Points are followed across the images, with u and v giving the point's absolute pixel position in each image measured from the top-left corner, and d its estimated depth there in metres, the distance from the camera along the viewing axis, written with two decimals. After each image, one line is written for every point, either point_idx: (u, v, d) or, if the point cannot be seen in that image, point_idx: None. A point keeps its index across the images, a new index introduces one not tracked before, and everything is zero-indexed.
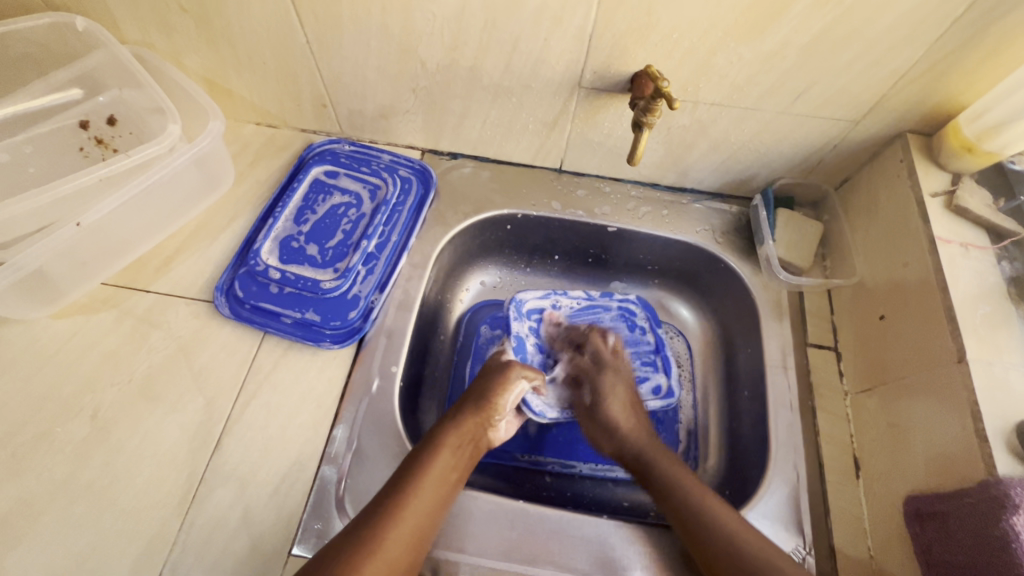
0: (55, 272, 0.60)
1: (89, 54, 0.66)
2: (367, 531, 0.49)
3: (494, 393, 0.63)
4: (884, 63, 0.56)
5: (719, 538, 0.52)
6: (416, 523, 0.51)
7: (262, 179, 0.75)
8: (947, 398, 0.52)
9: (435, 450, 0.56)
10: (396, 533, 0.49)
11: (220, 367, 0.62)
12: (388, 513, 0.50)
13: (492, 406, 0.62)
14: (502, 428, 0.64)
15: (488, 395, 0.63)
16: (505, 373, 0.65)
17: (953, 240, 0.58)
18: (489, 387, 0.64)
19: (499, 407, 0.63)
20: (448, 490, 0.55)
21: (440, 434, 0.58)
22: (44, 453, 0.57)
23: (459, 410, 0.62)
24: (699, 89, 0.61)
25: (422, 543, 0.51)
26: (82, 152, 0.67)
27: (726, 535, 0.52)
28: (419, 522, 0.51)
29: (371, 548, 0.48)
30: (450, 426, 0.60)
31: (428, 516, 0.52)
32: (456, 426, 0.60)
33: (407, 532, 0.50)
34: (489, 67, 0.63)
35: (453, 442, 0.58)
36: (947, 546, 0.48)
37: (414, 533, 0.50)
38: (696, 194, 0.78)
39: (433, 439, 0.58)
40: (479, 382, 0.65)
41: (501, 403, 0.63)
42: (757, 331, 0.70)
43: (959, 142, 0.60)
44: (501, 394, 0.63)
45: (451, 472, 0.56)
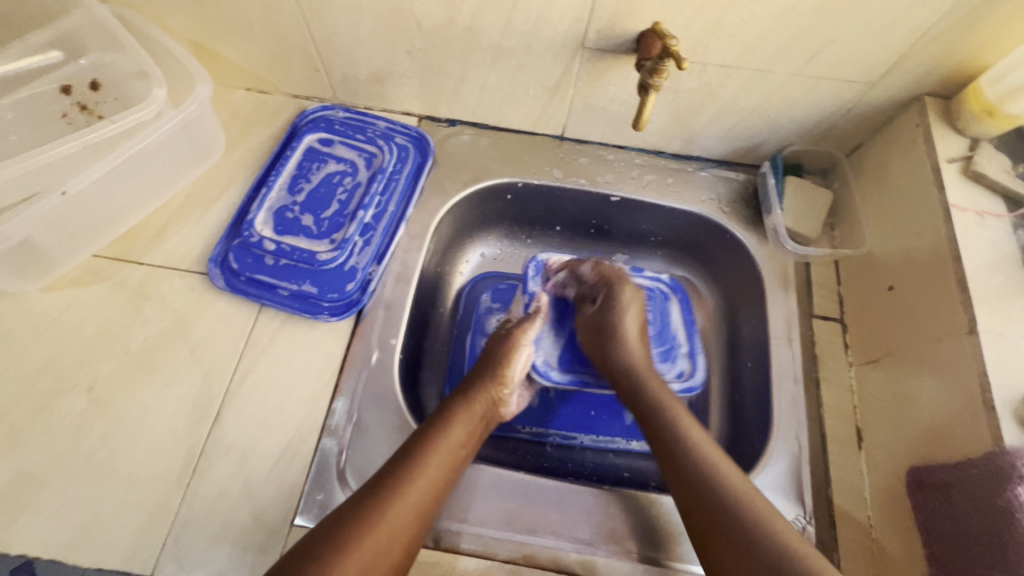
0: (43, 244, 0.59)
1: (69, 15, 0.64)
2: (372, 502, 0.48)
3: (504, 365, 0.63)
4: (905, 20, 0.53)
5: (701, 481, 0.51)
6: (425, 495, 0.51)
7: (254, 147, 0.73)
8: (956, 370, 0.51)
9: (447, 425, 0.56)
10: (402, 505, 0.49)
11: (217, 339, 0.62)
12: (395, 485, 0.50)
13: (503, 379, 0.62)
14: (513, 401, 0.64)
15: (500, 368, 0.62)
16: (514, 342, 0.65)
17: (968, 207, 0.56)
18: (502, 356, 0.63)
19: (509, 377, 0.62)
20: (459, 464, 0.54)
21: (451, 409, 0.58)
22: (41, 426, 0.56)
23: (471, 383, 0.61)
24: (708, 50, 0.58)
25: (427, 515, 0.50)
26: (65, 118, 0.64)
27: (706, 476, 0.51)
28: (426, 494, 0.51)
29: (377, 517, 0.47)
30: (462, 400, 0.59)
31: (436, 488, 0.52)
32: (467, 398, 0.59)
33: (413, 502, 0.50)
34: (488, 26, 0.60)
35: (466, 416, 0.58)
36: (948, 516, 0.48)
37: (421, 506, 0.50)
38: (702, 162, 0.76)
39: (444, 414, 0.57)
40: (490, 354, 0.64)
41: (511, 375, 0.63)
42: (762, 302, 0.68)
43: (981, 105, 0.57)
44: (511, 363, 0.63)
45: (461, 445, 0.55)
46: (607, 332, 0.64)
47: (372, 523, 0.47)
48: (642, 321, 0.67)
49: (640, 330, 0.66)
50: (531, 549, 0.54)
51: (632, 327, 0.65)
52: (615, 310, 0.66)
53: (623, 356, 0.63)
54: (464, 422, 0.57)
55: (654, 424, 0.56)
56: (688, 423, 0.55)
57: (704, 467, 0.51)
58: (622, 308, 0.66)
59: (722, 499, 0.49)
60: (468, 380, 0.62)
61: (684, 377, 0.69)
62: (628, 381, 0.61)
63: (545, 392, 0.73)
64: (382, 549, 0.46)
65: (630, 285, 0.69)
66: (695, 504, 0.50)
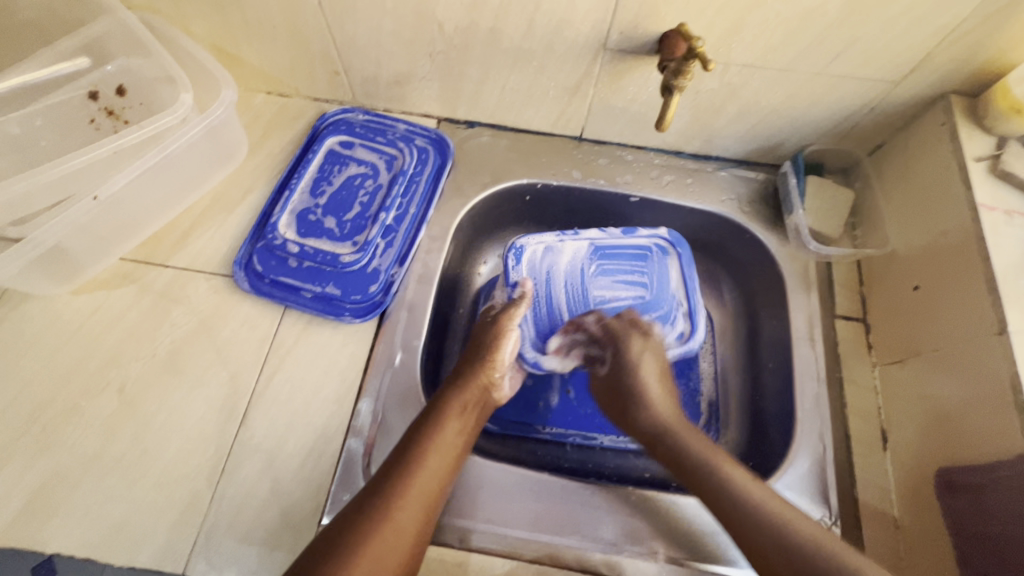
0: (73, 249, 0.60)
1: (95, 21, 0.64)
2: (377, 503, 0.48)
3: (492, 348, 0.62)
4: (932, 19, 0.52)
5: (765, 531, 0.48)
6: (427, 490, 0.51)
7: (275, 150, 0.73)
8: (986, 370, 0.51)
9: (441, 416, 0.56)
10: (405, 503, 0.49)
11: (242, 341, 0.62)
12: (396, 484, 0.50)
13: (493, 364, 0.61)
14: (507, 385, 0.63)
15: (488, 352, 0.62)
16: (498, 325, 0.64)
17: (996, 206, 0.56)
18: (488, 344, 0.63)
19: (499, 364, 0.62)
20: (456, 455, 0.54)
21: (445, 399, 0.57)
22: (73, 427, 0.57)
23: (461, 372, 0.61)
24: (731, 50, 0.58)
25: (431, 509, 0.51)
26: (93, 125, 0.65)
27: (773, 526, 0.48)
28: (427, 488, 0.51)
29: (382, 516, 0.48)
30: (454, 388, 0.59)
31: (437, 481, 0.52)
32: (460, 386, 0.59)
33: (417, 499, 0.50)
34: (510, 29, 0.60)
35: (460, 405, 0.57)
36: (979, 518, 0.48)
37: (425, 501, 0.50)
38: (721, 162, 0.76)
39: (437, 405, 0.57)
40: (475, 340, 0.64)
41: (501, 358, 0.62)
42: (784, 302, 0.68)
43: (1009, 103, 0.57)
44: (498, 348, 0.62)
45: (457, 436, 0.55)
46: (626, 391, 0.62)
47: (377, 524, 0.47)
48: (662, 370, 0.63)
49: (663, 380, 0.62)
50: (557, 548, 0.55)
51: (652, 380, 0.62)
52: (631, 366, 0.62)
53: (651, 415, 0.59)
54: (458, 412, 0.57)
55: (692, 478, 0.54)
56: (737, 473, 0.52)
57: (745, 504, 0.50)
58: (641, 359, 0.62)
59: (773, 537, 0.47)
60: (458, 370, 0.62)
61: (683, 340, 0.68)
62: (660, 449, 0.57)
63: (565, 392, 0.74)
64: (391, 548, 0.46)
65: (640, 333, 0.64)
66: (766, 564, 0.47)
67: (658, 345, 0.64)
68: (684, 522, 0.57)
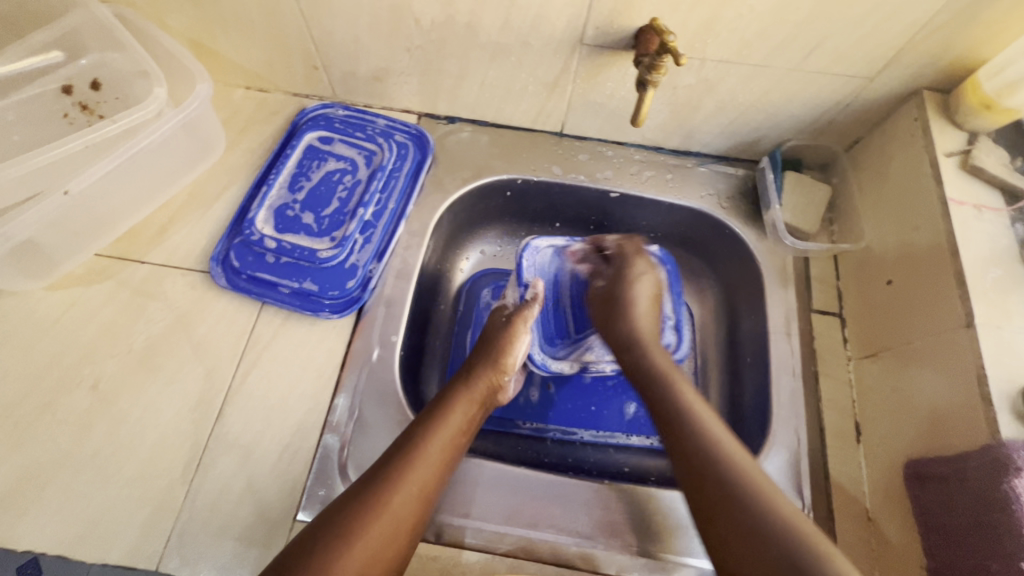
0: (46, 244, 0.60)
1: (69, 14, 0.63)
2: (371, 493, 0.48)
3: (503, 351, 0.63)
4: (903, 14, 0.53)
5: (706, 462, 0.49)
6: (422, 485, 0.51)
7: (253, 146, 0.73)
8: (954, 362, 0.51)
9: (443, 414, 0.56)
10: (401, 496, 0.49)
11: (219, 337, 0.62)
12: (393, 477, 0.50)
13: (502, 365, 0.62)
14: (511, 387, 0.64)
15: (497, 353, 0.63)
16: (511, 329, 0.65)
17: (966, 201, 0.57)
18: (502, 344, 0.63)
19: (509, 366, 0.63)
20: (457, 450, 0.55)
21: (449, 397, 0.58)
22: (46, 424, 0.57)
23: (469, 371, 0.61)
24: (706, 46, 0.59)
25: (427, 504, 0.51)
26: (67, 119, 0.65)
27: (715, 460, 0.49)
28: (424, 483, 0.51)
29: (375, 509, 0.47)
30: (460, 385, 0.59)
31: (434, 478, 0.52)
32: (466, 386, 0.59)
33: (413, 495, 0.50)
34: (487, 23, 0.60)
35: (464, 403, 0.58)
36: (946, 508, 0.48)
37: (421, 494, 0.50)
38: (701, 157, 0.76)
39: (440, 403, 0.57)
40: (487, 340, 0.64)
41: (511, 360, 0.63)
42: (761, 297, 0.69)
43: (978, 98, 0.57)
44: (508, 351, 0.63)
45: (459, 432, 0.56)
46: (616, 301, 0.66)
47: (371, 514, 0.47)
48: (651, 294, 0.67)
49: (652, 300, 0.67)
50: (533, 542, 0.55)
51: (642, 297, 0.66)
52: (626, 281, 0.68)
53: (628, 322, 0.64)
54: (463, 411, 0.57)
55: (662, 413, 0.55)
56: (690, 396, 0.55)
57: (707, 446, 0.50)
58: (634, 280, 0.68)
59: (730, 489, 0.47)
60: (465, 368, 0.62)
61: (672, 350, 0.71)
62: (630, 359, 0.62)
63: (545, 387, 0.74)
64: (381, 538, 0.46)
65: (646, 260, 0.70)
66: (702, 495, 0.48)
67: (655, 274, 0.69)
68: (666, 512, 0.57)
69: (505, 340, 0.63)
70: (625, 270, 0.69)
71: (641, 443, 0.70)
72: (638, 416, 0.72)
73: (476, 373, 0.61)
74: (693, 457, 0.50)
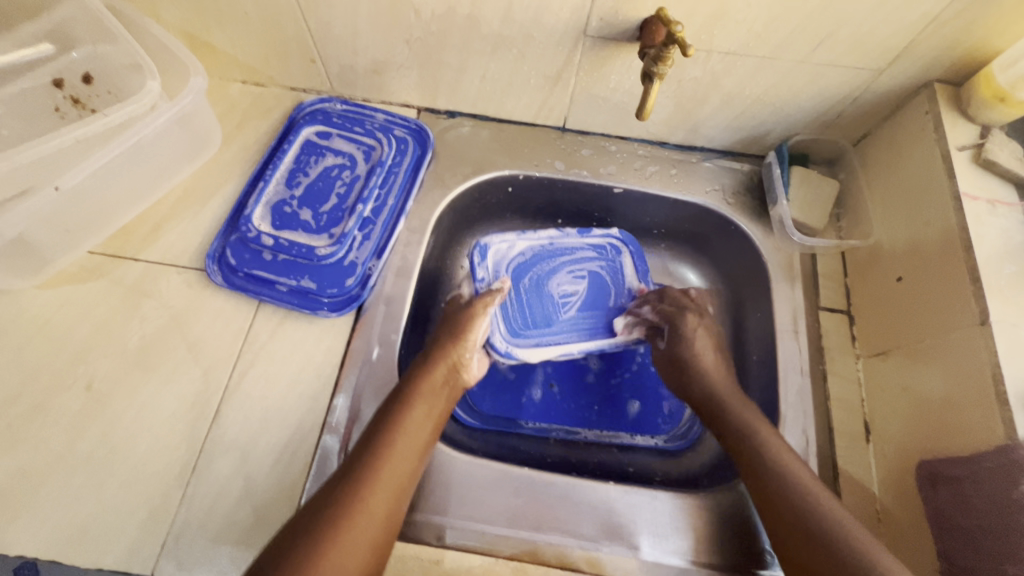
0: (37, 241, 0.58)
1: (60, 6, 0.62)
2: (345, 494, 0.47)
3: (461, 334, 0.62)
4: (916, 5, 0.51)
5: (798, 505, 0.48)
6: (396, 477, 0.50)
7: (250, 141, 0.72)
8: (968, 360, 0.50)
9: (408, 402, 0.55)
10: (375, 493, 0.48)
11: (215, 337, 0.61)
12: (365, 473, 0.49)
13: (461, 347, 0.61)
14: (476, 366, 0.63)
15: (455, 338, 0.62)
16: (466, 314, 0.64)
17: (979, 196, 0.55)
18: (457, 329, 0.63)
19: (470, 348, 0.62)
20: (426, 439, 0.54)
21: (413, 386, 0.56)
22: (39, 426, 0.55)
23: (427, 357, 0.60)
24: (713, 37, 0.57)
25: (401, 497, 0.50)
26: (59, 113, 0.64)
27: (806, 500, 0.48)
28: (395, 474, 0.50)
29: (350, 510, 0.46)
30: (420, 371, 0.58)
31: (407, 468, 0.51)
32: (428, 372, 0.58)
33: (387, 490, 0.49)
34: (489, 14, 0.58)
35: (427, 391, 0.57)
36: (961, 510, 0.47)
37: (395, 487, 0.49)
38: (706, 152, 0.75)
39: (405, 391, 0.56)
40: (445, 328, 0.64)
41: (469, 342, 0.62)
42: (768, 294, 0.67)
43: (992, 91, 0.56)
44: (466, 334, 0.62)
45: (425, 420, 0.55)
46: (680, 363, 0.63)
47: (347, 516, 0.45)
48: (716, 345, 0.64)
49: (714, 344, 0.64)
50: (536, 545, 0.54)
51: (705, 353, 0.63)
52: (683, 338, 0.64)
53: (698, 378, 0.61)
54: (427, 397, 0.56)
55: (727, 434, 0.56)
56: (772, 439, 0.54)
57: (771, 464, 0.52)
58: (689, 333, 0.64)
59: (795, 509, 0.48)
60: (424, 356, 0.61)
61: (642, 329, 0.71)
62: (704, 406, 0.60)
63: (548, 386, 0.73)
64: (362, 540, 0.45)
65: (692, 310, 0.65)
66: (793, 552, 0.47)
67: (707, 320, 0.65)
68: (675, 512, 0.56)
69: (460, 325, 0.63)
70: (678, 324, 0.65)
71: (646, 442, 0.70)
72: (643, 415, 0.71)
73: (437, 357, 0.60)
74: (760, 475, 0.52)
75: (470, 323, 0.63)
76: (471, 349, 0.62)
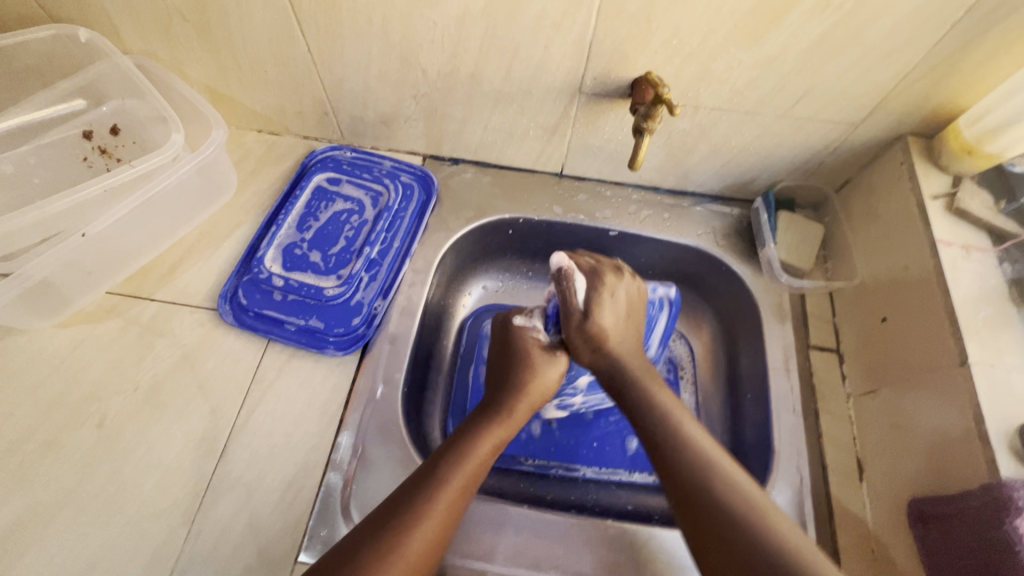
0: (61, 283, 0.61)
1: (93, 64, 0.66)
2: (399, 520, 0.48)
3: (525, 382, 0.63)
4: (883, 68, 0.56)
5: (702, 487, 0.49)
6: (444, 514, 0.50)
7: (264, 186, 0.75)
8: (948, 399, 0.52)
9: (473, 438, 0.56)
10: (426, 526, 0.49)
11: (225, 375, 0.63)
12: (422, 503, 0.50)
13: (522, 395, 0.62)
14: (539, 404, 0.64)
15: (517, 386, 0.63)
16: (530, 358, 0.65)
17: (954, 242, 0.58)
18: (531, 363, 0.64)
19: (544, 388, 0.64)
20: (473, 486, 0.54)
21: (481, 423, 0.59)
22: (50, 462, 0.57)
23: (500, 395, 0.62)
24: (699, 94, 0.62)
25: (449, 533, 0.51)
26: (86, 162, 0.68)
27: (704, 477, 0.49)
28: (452, 507, 0.51)
29: (398, 543, 0.47)
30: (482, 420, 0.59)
31: (453, 505, 0.51)
32: (500, 410, 0.60)
33: (437, 522, 0.50)
34: (490, 73, 0.63)
35: (485, 440, 0.57)
36: (951, 548, 0.48)
37: (447, 521, 0.50)
38: (697, 197, 0.78)
39: (471, 429, 0.58)
40: (521, 358, 0.65)
41: (530, 389, 0.63)
42: (760, 334, 0.70)
43: (960, 144, 0.60)
44: (537, 372, 0.64)
45: (480, 467, 0.55)
46: (596, 339, 0.62)
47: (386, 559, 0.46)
48: (632, 315, 0.65)
49: (621, 319, 0.64)
50: None
51: (603, 323, 0.62)
52: (590, 313, 0.62)
53: (603, 353, 0.62)
54: (493, 434, 0.58)
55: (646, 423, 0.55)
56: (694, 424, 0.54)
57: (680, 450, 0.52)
58: (595, 307, 0.62)
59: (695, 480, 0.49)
60: (498, 392, 0.63)
61: None
62: (602, 358, 0.62)
63: (548, 423, 0.74)
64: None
65: (613, 270, 0.67)
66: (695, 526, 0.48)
67: (631, 280, 0.66)
68: (676, 540, 0.58)
69: (534, 359, 0.64)
70: (585, 304, 0.63)
71: (644, 479, 0.70)
72: (640, 452, 0.72)
73: (512, 395, 0.62)
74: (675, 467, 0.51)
75: (548, 363, 0.65)
76: (544, 387, 0.64)
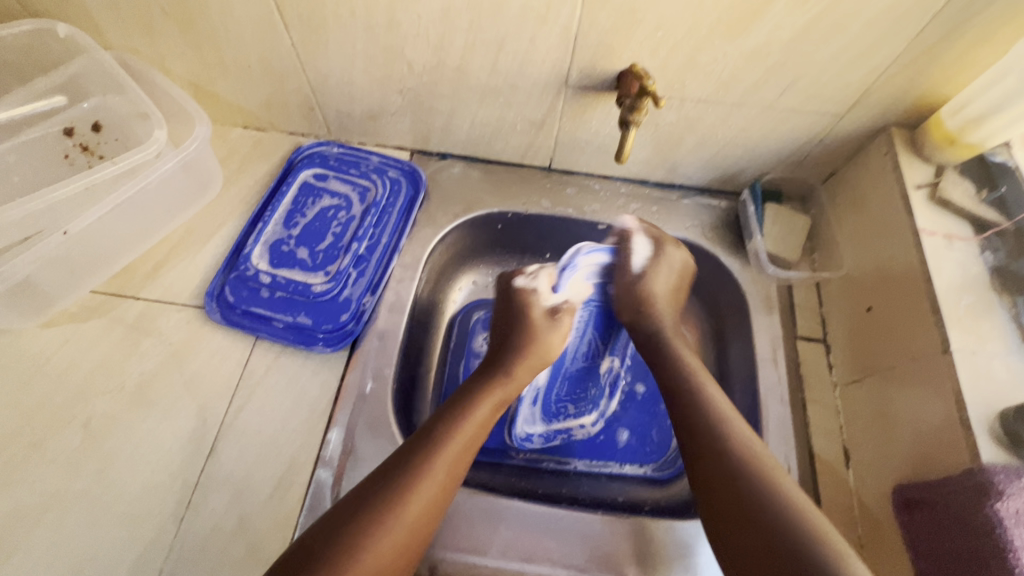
0: (44, 281, 0.61)
1: (72, 59, 0.66)
2: (399, 481, 0.49)
3: (524, 349, 0.66)
4: (867, 58, 0.56)
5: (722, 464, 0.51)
6: (442, 475, 0.51)
7: (251, 182, 0.75)
8: (933, 386, 0.53)
9: (467, 408, 0.57)
10: (424, 487, 0.50)
11: (212, 373, 0.62)
12: (418, 465, 0.50)
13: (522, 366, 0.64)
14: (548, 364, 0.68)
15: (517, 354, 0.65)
16: (534, 330, 0.68)
17: (937, 231, 0.59)
18: (534, 326, 0.68)
19: (547, 352, 0.67)
20: (470, 449, 0.54)
21: (479, 387, 0.60)
22: (36, 464, 0.56)
23: (499, 358, 0.65)
24: (685, 86, 0.62)
25: (449, 491, 0.52)
26: (67, 159, 0.67)
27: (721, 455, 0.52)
28: (452, 468, 0.52)
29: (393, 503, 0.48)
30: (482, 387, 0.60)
31: (451, 466, 0.52)
32: (501, 370, 0.62)
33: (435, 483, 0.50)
34: (476, 67, 0.63)
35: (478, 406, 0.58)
36: (932, 533, 0.49)
37: (449, 475, 0.52)
38: (685, 190, 0.79)
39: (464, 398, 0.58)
40: (521, 323, 0.68)
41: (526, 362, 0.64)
42: (748, 325, 0.70)
43: (942, 134, 0.60)
44: (538, 341, 0.67)
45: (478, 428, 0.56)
46: (644, 304, 0.71)
47: (381, 521, 0.47)
48: (673, 285, 0.71)
49: (671, 288, 0.71)
50: None
51: (659, 290, 0.70)
52: (642, 276, 0.71)
53: (647, 306, 0.70)
54: (492, 396, 0.59)
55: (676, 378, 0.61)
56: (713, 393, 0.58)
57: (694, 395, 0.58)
58: (651, 272, 0.70)
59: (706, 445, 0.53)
60: (501, 353, 0.65)
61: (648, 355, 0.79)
62: (639, 319, 0.70)
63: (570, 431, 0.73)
64: (400, 533, 0.47)
65: (671, 242, 0.71)
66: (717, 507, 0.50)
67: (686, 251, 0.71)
68: (667, 528, 0.58)
69: (535, 325, 0.68)
70: (641, 269, 0.71)
71: (635, 471, 0.71)
72: (631, 444, 0.72)
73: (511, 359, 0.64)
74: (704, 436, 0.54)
75: (550, 328, 0.68)
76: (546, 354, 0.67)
